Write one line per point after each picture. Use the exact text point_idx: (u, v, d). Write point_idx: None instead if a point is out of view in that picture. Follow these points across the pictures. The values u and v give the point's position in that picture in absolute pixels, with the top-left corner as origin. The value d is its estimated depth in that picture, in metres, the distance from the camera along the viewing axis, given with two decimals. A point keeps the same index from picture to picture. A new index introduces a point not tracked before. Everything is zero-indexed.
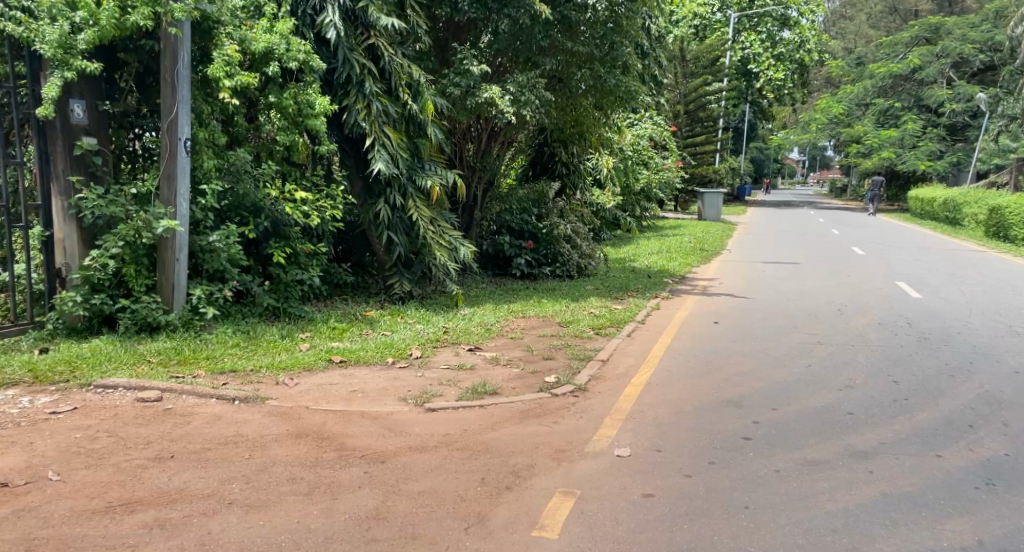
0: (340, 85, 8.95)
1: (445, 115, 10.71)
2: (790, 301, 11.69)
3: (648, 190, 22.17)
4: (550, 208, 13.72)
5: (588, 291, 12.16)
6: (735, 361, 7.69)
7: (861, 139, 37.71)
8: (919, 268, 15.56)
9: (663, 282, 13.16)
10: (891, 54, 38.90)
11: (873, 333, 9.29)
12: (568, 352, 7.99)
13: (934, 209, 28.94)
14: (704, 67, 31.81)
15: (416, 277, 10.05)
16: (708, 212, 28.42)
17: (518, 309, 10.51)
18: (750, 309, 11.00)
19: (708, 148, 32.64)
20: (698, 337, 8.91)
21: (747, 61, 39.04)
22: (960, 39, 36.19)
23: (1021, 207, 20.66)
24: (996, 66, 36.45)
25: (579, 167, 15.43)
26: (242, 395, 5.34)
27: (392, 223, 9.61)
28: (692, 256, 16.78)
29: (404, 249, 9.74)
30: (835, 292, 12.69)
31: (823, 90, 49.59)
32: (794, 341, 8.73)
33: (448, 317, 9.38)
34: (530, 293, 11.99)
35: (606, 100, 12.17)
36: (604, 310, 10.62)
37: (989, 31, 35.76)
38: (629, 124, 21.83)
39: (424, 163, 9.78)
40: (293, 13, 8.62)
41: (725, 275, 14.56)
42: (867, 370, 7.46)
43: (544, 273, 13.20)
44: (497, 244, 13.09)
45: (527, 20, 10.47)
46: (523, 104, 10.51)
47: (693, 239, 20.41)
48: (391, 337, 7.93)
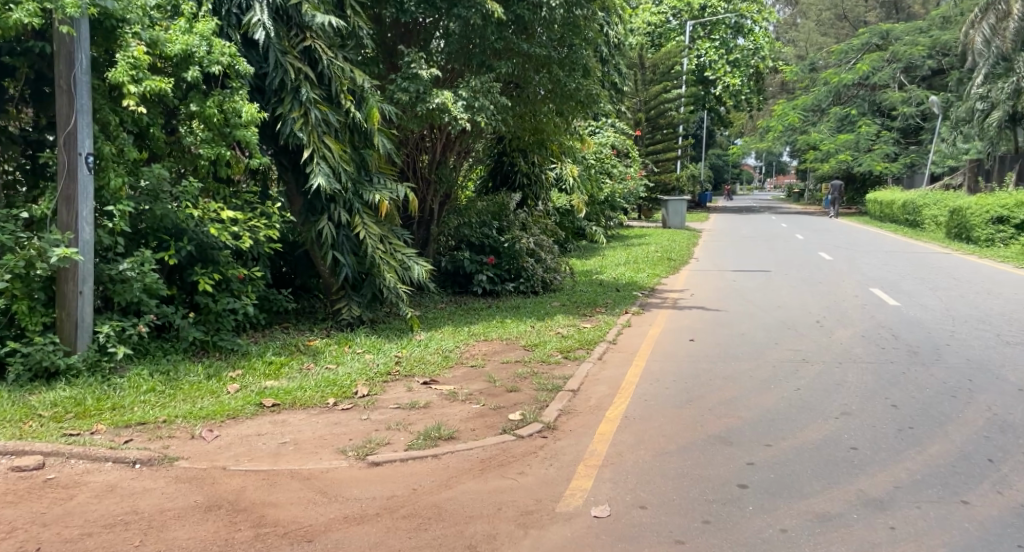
0: (273, 92, 8.17)
1: (395, 124, 9.96)
2: (767, 313, 11.04)
3: (611, 199, 21.55)
4: (512, 220, 12.95)
5: (554, 308, 11.41)
6: (715, 386, 7.02)
7: (818, 145, 37.59)
8: (891, 273, 15.09)
9: (632, 296, 12.46)
10: (843, 60, 39.01)
11: (858, 347, 8.68)
12: (535, 383, 7.20)
13: (894, 212, 28.72)
14: (663, 74, 31.34)
15: (366, 301, 9.25)
16: (672, 220, 27.93)
17: (480, 331, 9.71)
18: (726, 322, 10.37)
19: (670, 154, 32.16)
20: (673, 357, 8.24)
21: (704, 68, 38.80)
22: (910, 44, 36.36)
23: (981, 209, 20.41)
24: (946, 70, 36.68)
25: (541, 177, 14.71)
26: (144, 456, 4.51)
27: (338, 242, 8.84)
28: (660, 267, 16.13)
29: (352, 270, 8.95)
30: (811, 301, 12.08)
31: (779, 97, 49.70)
32: (776, 359, 8.10)
33: (404, 344, 8.56)
34: (493, 312, 11.18)
35: (566, 106, 11.51)
36: (572, 329, 9.86)
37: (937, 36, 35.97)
38: (590, 132, 21.19)
39: (371, 175, 9.07)
40: (216, 13, 7.77)
41: (695, 286, 13.92)
42: (859, 391, 6.85)
43: (507, 289, 12.41)
44: (456, 261, 12.28)
45: (478, 19, 9.72)
46: (478, 110, 9.78)
47: (659, 248, 19.78)
48: (337, 371, 7.09)
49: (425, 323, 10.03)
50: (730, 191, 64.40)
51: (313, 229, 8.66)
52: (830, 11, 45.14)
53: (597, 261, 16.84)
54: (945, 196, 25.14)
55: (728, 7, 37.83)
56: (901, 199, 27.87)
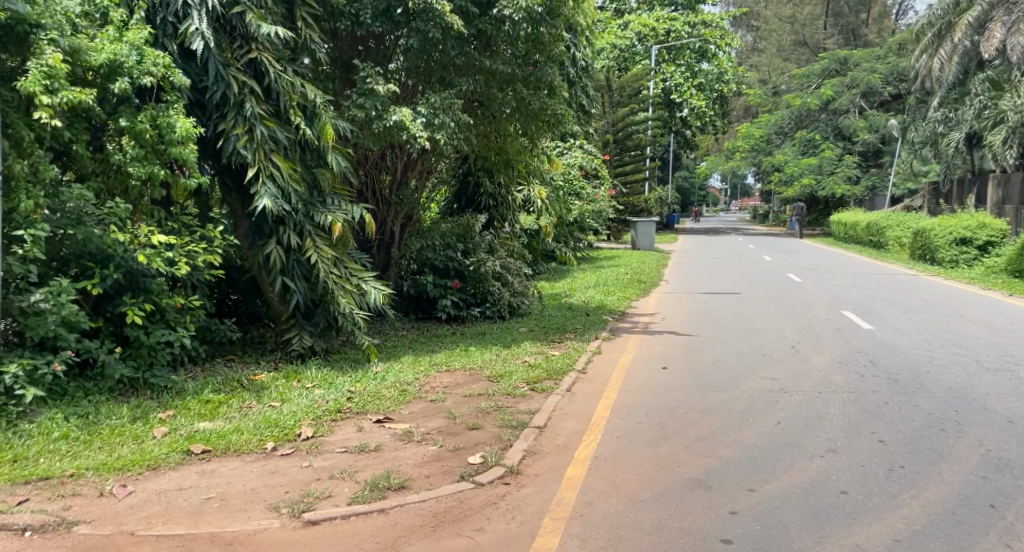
0: (215, 108, 7.62)
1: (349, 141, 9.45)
2: (741, 336, 10.62)
3: (580, 221, 21.11)
4: (477, 242, 12.41)
5: (521, 335, 10.86)
6: (690, 419, 6.54)
7: (783, 167, 37.64)
8: (862, 295, 14.77)
9: (602, 321, 11.95)
10: (804, 84, 39.21)
11: (837, 371, 8.28)
12: (499, 420, 6.56)
13: (858, 234, 28.65)
14: (629, 96, 31.15)
15: (319, 330, 8.67)
16: (642, 242, 27.63)
17: (443, 361, 9.11)
18: (700, 347, 9.92)
19: (637, 177, 31.91)
20: (645, 387, 7.75)
21: (670, 91, 38.78)
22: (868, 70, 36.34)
23: (943, 231, 20.28)
24: (903, 95, 36.95)
25: (508, 198, 14.21)
26: (36, 522, 4.08)
27: (288, 267, 8.29)
28: (630, 289, 15.71)
29: (303, 296, 8.38)
30: (785, 323, 11.68)
31: (743, 120, 49.90)
32: (753, 386, 7.66)
33: (360, 377, 7.95)
34: (458, 339, 10.61)
35: (533, 126, 11.10)
36: (539, 358, 9.25)
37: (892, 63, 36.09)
38: (557, 153, 20.75)
39: (324, 196, 8.56)
40: (151, 22, 7.23)
41: (665, 309, 13.46)
42: (841, 421, 6.43)
43: (473, 315, 11.88)
44: (419, 285, 11.70)
45: (437, 33, 9.26)
46: (439, 128, 9.30)
47: (629, 270, 19.35)
48: (281, 410, 6.47)
49: (382, 351, 9.46)
50: (696, 214, 64.29)
51: (260, 253, 8.10)
52: (790, 36, 45.43)
53: (566, 283, 16.37)
54: (908, 217, 25.09)
55: (692, 31, 37.91)
56: (866, 220, 27.81)
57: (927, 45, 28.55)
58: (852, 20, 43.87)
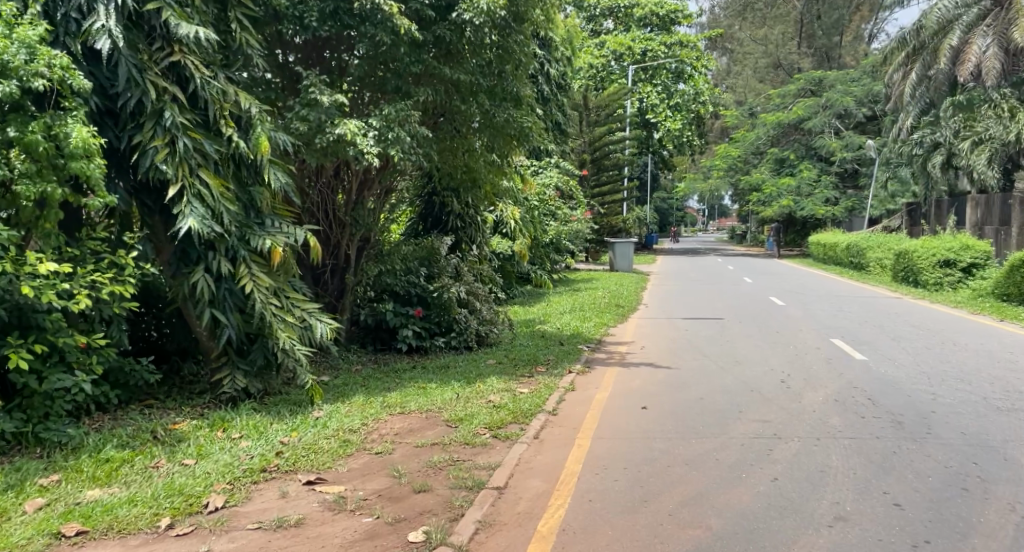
0: (130, 117, 6.68)
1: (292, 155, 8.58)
2: (725, 367, 9.74)
3: (556, 241, 20.21)
4: (442, 267, 11.46)
5: (488, 368, 9.91)
6: (673, 475, 5.62)
7: (760, 186, 37.03)
8: (849, 318, 13.88)
9: (577, 352, 11.03)
10: (779, 105, 38.46)
11: (834, 408, 7.43)
12: (451, 478, 5.63)
13: (837, 254, 27.93)
14: (607, 115, 30.44)
15: (255, 369, 7.74)
16: (620, 263, 26.85)
17: (398, 401, 8.13)
18: (682, 381, 9.00)
19: (615, 197, 31.22)
20: (620, 432, 6.82)
21: (646, 112, 38.23)
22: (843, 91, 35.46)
23: (928, 251, 19.54)
24: (880, 116, 35.92)
25: (476, 217, 13.28)
26: None
27: (219, 298, 7.40)
28: (607, 314, 14.84)
29: (236, 331, 7.47)
30: (773, 350, 10.82)
31: (722, 141, 49.43)
32: (743, 429, 6.76)
33: (300, 425, 6.98)
34: (417, 374, 9.65)
35: (499, 141, 10.24)
36: (506, 396, 8.26)
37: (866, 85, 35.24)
38: (532, 172, 19.83)
39: (262, 218, 7.68)
40: (49, 17, 6.29)
41: (644, 336, 12.53)
42: (846, 471, 5.59)
43: (437, 345, 10.94)
44: (378, 313, 10.74)
45: (387, 37, 8.38)
46: (392, 142, 8.42)
47: (607, 293, 18.48)
48: (193, 473, 5.57)
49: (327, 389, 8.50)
50: (675, 232, 63.50)
51: (186, 283, 7.18)
52: (767, 58, 45.02)
53: (541, 308, 15.46)
54: (888, 238, 24.40)
55: (668, 51, 37.37)
56: (845, 240, 27.08)
57: (897, 66, 27.91)
58: (827, 43, 43.34)
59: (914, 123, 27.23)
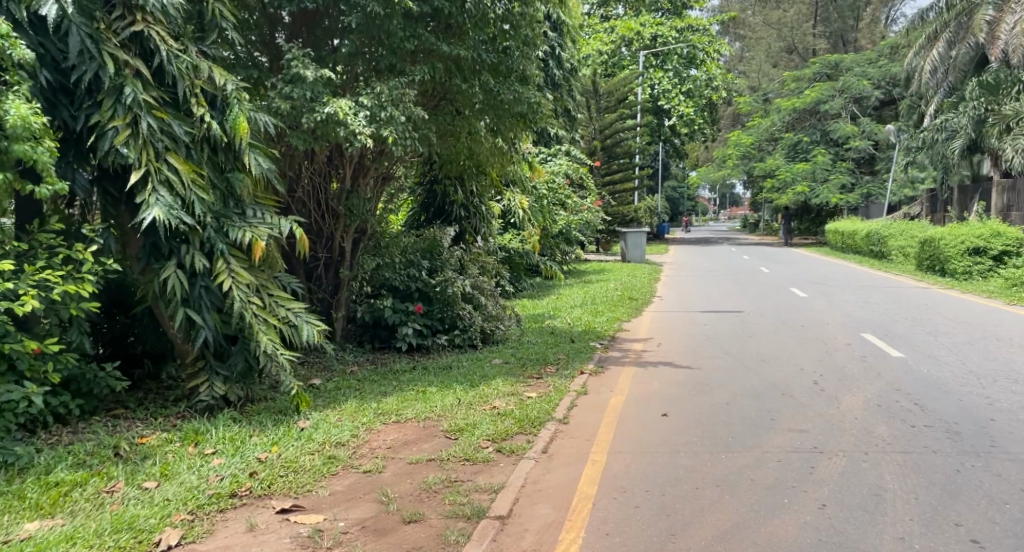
0: (86, 94, 5.97)
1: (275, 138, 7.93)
2: (749, 366, 8.97)
3: (566, 232, 19.40)
4: (445, 259, 10.73)
5: (494, 369, 9.15)
6: (704, 502, 4.87)
7: (775, 173, 36.02)
8: (877, 310, 13.06)
9: (589, 350, 10.26)
10: (796, 90, 36.87)
11: (879, 416, 6.65)
12: (446, 504, 4.90)
13: (856, 242, 26.94)
14: (619, 102, 29.51)
15: (235, 375, 7.03)
16: (632, 254, 25.99)
17: (393, 408, 7.40)
18: (706, 382, 8.23)
19: (627, 185, 30.31)
20: (640, 446, 6.07)
21: (657, 99, 37.30)
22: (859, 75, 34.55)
23: (955, 239, 18.66)
24: (896, 100, 35.04)
25: (481, 207, 12.53)
26: None
27: (193, 296, 6.71)
28: (620, 308, 14.07)
29: (213, 333, 6.78)
30: (800, 346, 10.04)
31: (734, 129, 48.44)
32: (779, 443, 5.99)
33: (282, 438, 6.26)
34: (416, 376, 8.91)
35: (504, 122, 9.57)
36: (513, 402, 7.51)
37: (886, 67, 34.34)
38: (540, 160, 19.00)
39: (243, 208, 7.00)
40: None
41: (660, 332, 11.77)
42: (904, 497, 4.83)
43: (439, 344, 10.21)
44: (376, 310, 10.03)
45: (381, 9, 7.77)
46: (385, 123, 7.79)
47: (619, 286, 17.70)
48: (150, 500, 4.87)
49: (314, 396, 7.76)
50: (686, 221, 62.40)
51: (155, 280, 6.48)
52: (780, 42, 44.03)
53: (550, 302, 14.70)
54: (910, 225, 23.45)
55: (679, 36, 36.38)
56: (865, 228, 26.08)
57: (917, 51, 26.86)
58: (841, 26, 42.44)
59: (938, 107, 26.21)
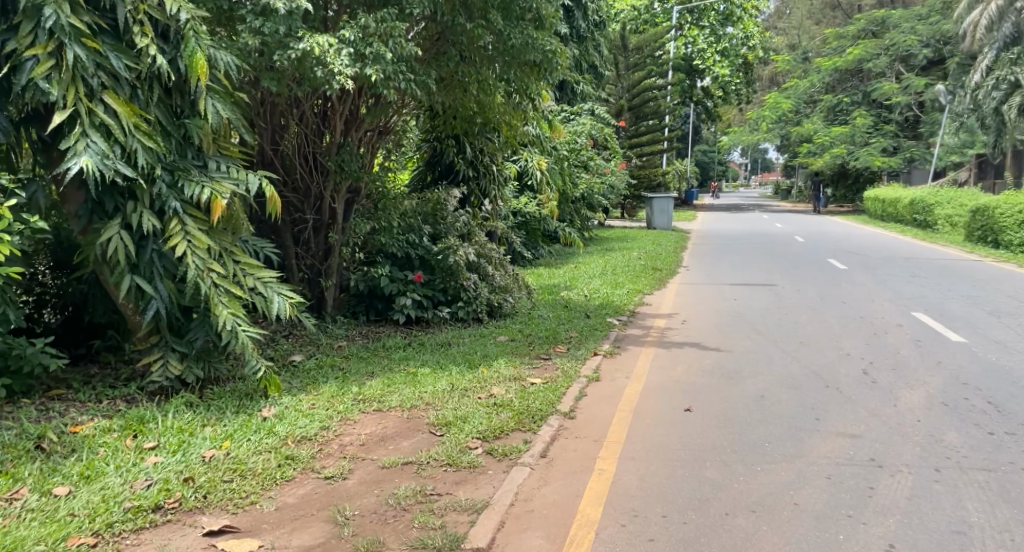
0: (2, 18, 5.09)
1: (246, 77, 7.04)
2: (785, 350, 7.93)
3: (588, 196, 18.36)
4: (449, 225, 9.82)
5: (496, 348, 8.19)
6: (736, 537, 3.89)
7: (812, 138, 34.43)
8: (925, 285, 11.92)
9: (605, 328, 9.24)
10: (839, 48, 35.11)
11: (947, 417, 5.60)
12: (415, 531, 3.99)
13: (897, 210, 25.48)
14: (648, 58, 28.33)
15: (195, 353, 6.11)
16: (658, 220, 24.80)
17: (376, 394, 6.46)
18: (736, 370, 7.21)
19: (656, 147, 28.94)
20: (657, 452, 5.09)
21: (691, 58, 35.69)
22: (908, 31, 32.30)
23: (1011, 208, 17.27)
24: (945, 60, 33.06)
25: (491, 168, 11.50)
26: None
27: (142, 262, 5.81)
28: (641, 279, 13.05)
29: (165, 304, 5.86)
30: (842, 326, 8.97)
31: (770, 90, 46.56)
32: (827, 452, 4.98)
33: (239, 431, 5.32)
34: (409, 354, 7.96)
35: (516, 67, 8.75)
36: (513, 390, 6.56)
37: (938, 23, 31.93)
38: (562, 118, 17.83)
39: (204, 159, 6.15)
40: None
41: (685, 307, 10.78)
42: (997, 538, 3.83)
43: (440, 317, 9.33)
44: (370, 278, 9.14)
45: None
46: (371, 62, 6.95)
47: (643, 254, 16.66)
48: (51, 514, 3.98)
49: (287, 377, 6.82)
50: (716, 187, 60.65)
51: (96, 241, 5.58)
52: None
53: (568, 272, 13.69)
54: (957, 193, 21.98)
55: None
56: (908, 195, 24.58)
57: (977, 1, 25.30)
58: None
59: (991, 66, 24.39)
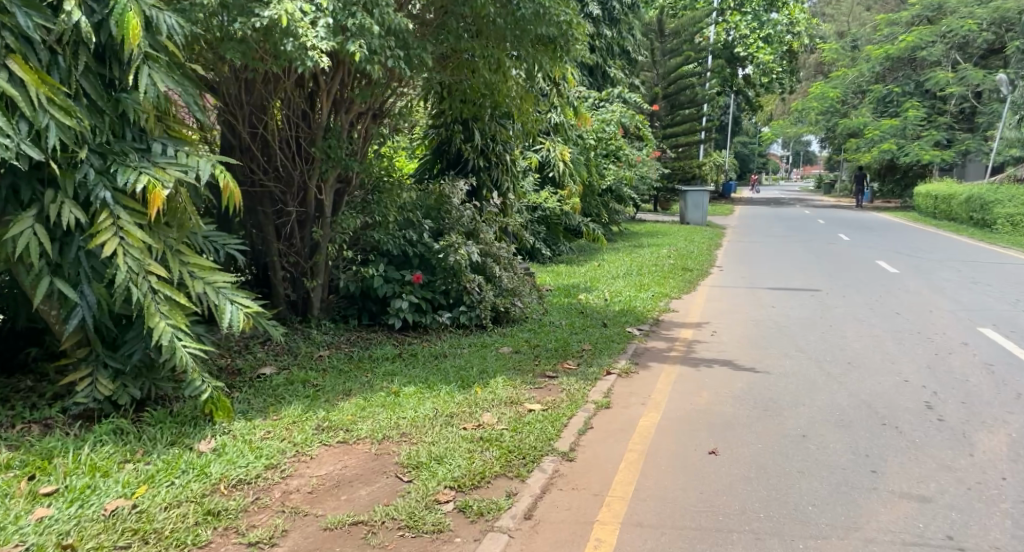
0: None
1: (194, 50, 6.08)
2: (828, 373, 6.87)
3: (617, 188, 17.35)
4: (453, 221, 8.90)
5: (495, 363, 7.24)
6: None
7: (860, 130, 32.89)
8: (987, 293, 10.73)
9: (623, 340, 8.24)
10: (890, 35, 33.41)
11: None
12: None
13: (950, 207, 23.99)
14: (685, 42, 26.76)
15: (130, 370, 5.19)
16: (691, 215, 23.59)
17: (346, 421, 5.50)
18: (773, 399, 6.15)
19: (691, 138, 28.07)
20: (668, 516, 4.12)
21: (732, 46, 34.24)
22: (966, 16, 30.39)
23: None
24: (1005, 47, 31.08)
25: (504, 157, 10.58)
26: None
27: (66, 262, 4.91)
28: (669, 280, 12.04)
29: (91, 312, 4.94)
30: (895, 343, 7.86)
31: (816, 79, 44.80)
32: (889, 522, 3.99)
33: (162, 473, 4.34)
34: (396, 368, 6.99)
35: (529, 46, 7.85)
36: (506, 418, 5.63)
37: None
38: (591, 105, 16.75)
39: (148, 141, 5.27)
40: None
41: (714, 315, 9.73)
42: None
43: (439, 322, 8.49)
44: (362, 278, 8.25)
45: None
46: (352, 37, 5.96)
47: (673, 251, 15.61)
48: None
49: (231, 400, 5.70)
50: (756, 179, 58.80)
51: (5, 237, 4.68)
52: None
53: (590, 271, 12.70)
54: (1019, 190, 20.45)
55: None
56: (963, 192, 23.01)
57: None
58: None
59: None
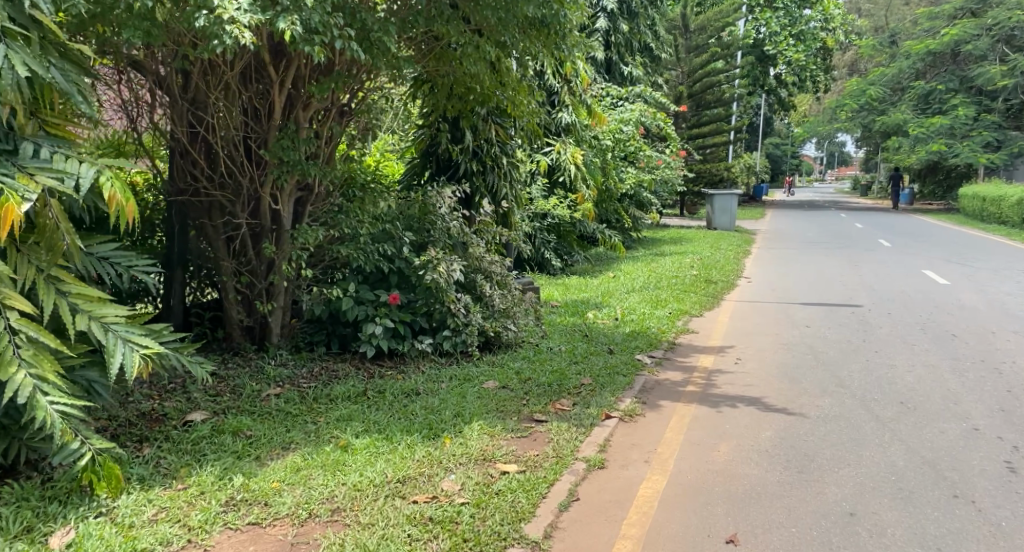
0: None
1: (93, 30, 5.00)
2: (878, 420, 5.62)
3: (636, 192, 16.15)
4: (439, 233, 7.78)
5: (474, 403, 6.08)
6: None
7: (901, 128, 31.26)
8: None
9: (630, 371, 7.03)
10: (932, 28, 31.76)
11: None
12: None
13: (1002, 209, 22.38)
14: (712, 37, 25.55)
15: None
16: (719, 220, 22.23)
17: (267, 490, 4.35)
18: (810, 457, 4.93)
19: (720, 138, 26.51)
20: None
21: (763, 43, 32.79)
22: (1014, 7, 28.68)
23: None
24: None
25: (501, 161, 9.49)
26: None
27: None
28: (690, 294, 10.80)
29: None
30: (957, 378, 6.57)
31: (852, 77, 43.11)
32: None
33: None
34: (355, 411, 5.85)
35: (520, 28, 6.70)
36: (469, 488, 4.46)
37: None
38: (608, 104, 15.56)
39: (16, 141, 4.16)
40: None
41: (740, 337, 8.47)
42: None
43: (419, 350, 7.36)
44: (328, 299, 7.13)
45: None
46: (285, 11, 4.89)
47: (696, 260, 14.36)
48: None
49: (123, 465, 4.52)
50: (790, 181, 56.89)
51: None
52: None
53: (603, 284, 11.48)
54: None
55: None
56: (1016, 193, 21.41)
57: None
58: None
59: None
